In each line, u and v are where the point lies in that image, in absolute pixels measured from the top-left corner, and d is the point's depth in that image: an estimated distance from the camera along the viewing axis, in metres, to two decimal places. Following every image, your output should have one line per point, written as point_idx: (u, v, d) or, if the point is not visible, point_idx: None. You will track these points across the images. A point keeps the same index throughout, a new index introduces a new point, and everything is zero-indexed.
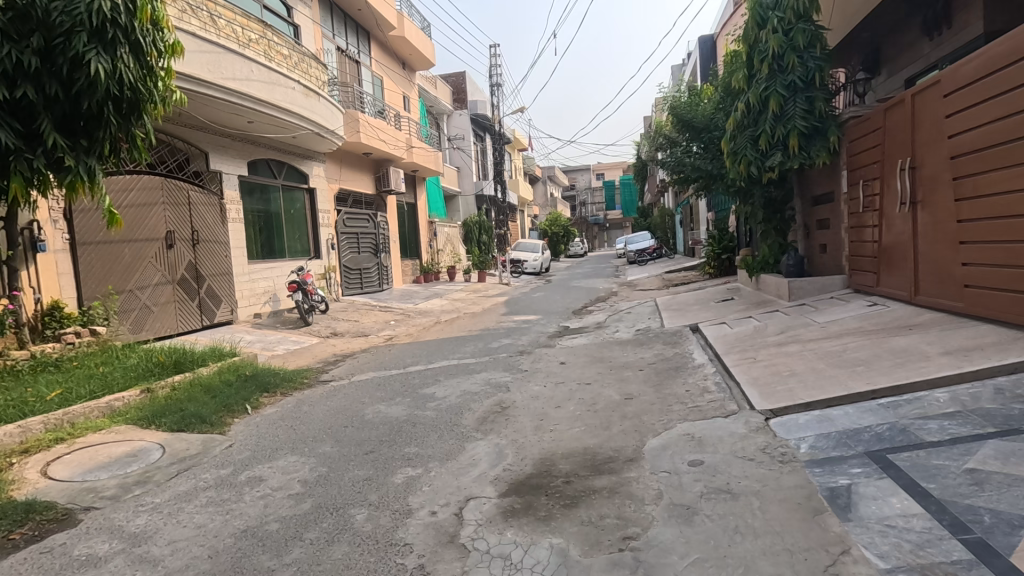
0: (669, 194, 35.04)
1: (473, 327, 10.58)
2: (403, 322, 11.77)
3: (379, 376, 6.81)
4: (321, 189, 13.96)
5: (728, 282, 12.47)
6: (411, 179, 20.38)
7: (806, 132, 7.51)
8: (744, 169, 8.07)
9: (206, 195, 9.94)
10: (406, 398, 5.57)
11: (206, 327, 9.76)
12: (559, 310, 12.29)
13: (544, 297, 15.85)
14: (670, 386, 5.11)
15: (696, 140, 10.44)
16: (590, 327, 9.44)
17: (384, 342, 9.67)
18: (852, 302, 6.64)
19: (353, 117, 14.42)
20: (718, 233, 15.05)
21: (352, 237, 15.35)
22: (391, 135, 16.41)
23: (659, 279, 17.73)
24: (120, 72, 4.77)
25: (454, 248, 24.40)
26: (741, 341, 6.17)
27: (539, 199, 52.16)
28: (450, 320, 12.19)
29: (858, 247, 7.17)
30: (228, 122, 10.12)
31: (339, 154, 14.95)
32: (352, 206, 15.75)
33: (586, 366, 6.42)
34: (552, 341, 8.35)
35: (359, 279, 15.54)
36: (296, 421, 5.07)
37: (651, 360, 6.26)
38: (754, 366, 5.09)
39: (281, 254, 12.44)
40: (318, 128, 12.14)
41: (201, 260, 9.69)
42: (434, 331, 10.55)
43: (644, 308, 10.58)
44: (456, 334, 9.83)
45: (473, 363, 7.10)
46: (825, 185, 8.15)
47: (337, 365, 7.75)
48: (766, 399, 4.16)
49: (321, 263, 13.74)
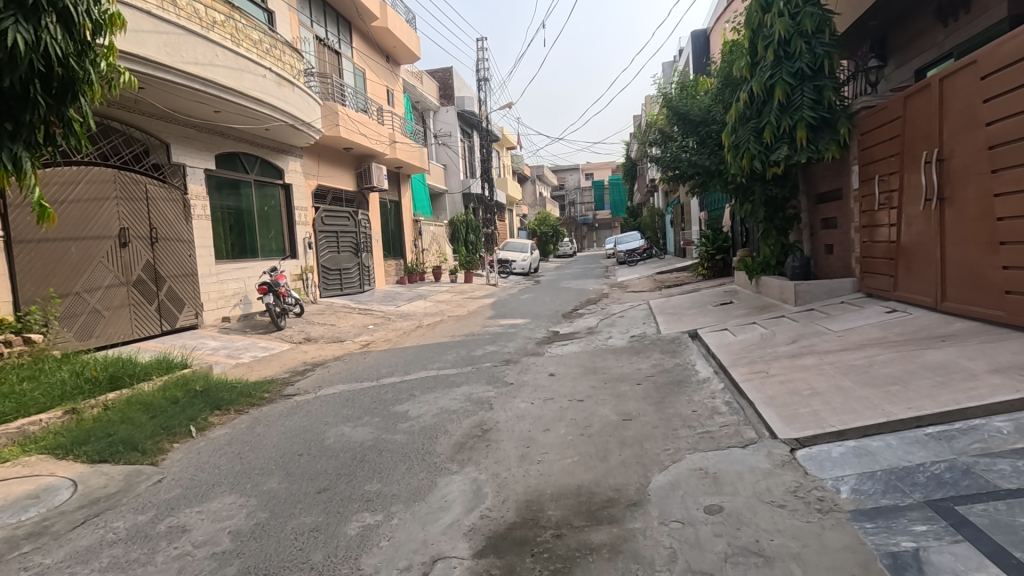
0: (659, 194, 34.61)
1: (456, 332, 9.93)
2: (384, 326, 11.10)
3: (349, 389, 6.14)
4: (297, 185, 13.23)
5: (724, 284, 11.94)
6: (395, 176, 19.67)
7: (814, 124, 6.96)
8: (746, 164, 7.49)
9: (167, 190, 9.20)
10: (375, 417, 4.92)
11: (165, 333, 9.02)
12: (547, 313, 11.68)
13: (533, 299, 15.24)
14: (673, 404, 4.51)
15: (692, 135, 9.87)
16: (581, 332, 8.84)
17: (360, 348, 8.99)
18: (867, 307, 6.10)
19: (332, 110, 13.69)
20: (713, 233, 14.55)
21: (332, 236, 14.63)
22: (373, 129, 15.70)
23: (651, 280, 17.21)
24: (46, 46, 3.69)
25: (440, 247, 23.70)
26: (748, 352, 5.59)
27: (528, 199, 51.56)
28: (434, 323, 11.54)
29: (871, 248, 6.64)
30: (191, 111, 9.40)
31: (317, 148, 14.21)
32: (331, 203, 15.02)
33: (578, 379, 5.80)
34: (540, 348, 7.73)
35: (339, 280, 14.82)
36: (245, 446, 4.40)
37: (649, 372, 5.66)
38: (768, 382, 4.51)
39: (253, 253, 11.71)
40: (293, 119, 11.43)
41: (160, 259, 8.96)
42: (414, 336, 9.88)
43: (637, 312, 10.00)
44: (438, 340, 9.17)
45: (453, 374, 6.45)
46: (833, 181, 7.62)
47: (305, 376, 7.06)
48: (789, 425, 3.58)
49: (297, 263, 13.01)
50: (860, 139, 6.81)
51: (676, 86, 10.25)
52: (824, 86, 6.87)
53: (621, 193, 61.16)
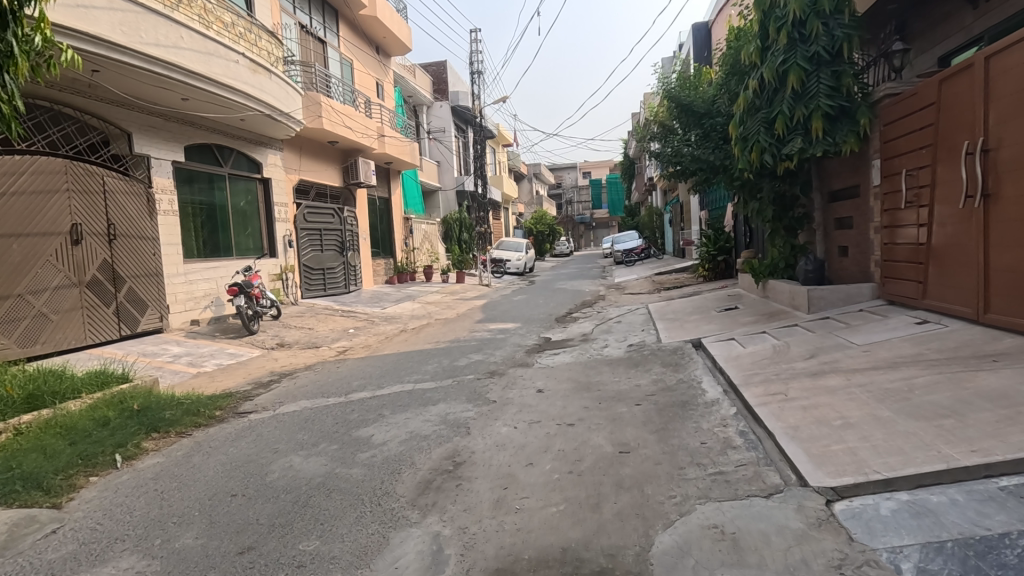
0: (658, 193, 34.02)
1: (441, 338, 9.27)
2: (366, 331, 10.43)
3: (312, 406, 5.48)
4: (277, 179, 12.55)
5: (725, 287, 11.31)
6: (385, 172, 19.02)
7: (831, 114, 6.30)
8: (755, 159, 6.85)
9: (129, 183, 8.53)
10: (333, 444, 4.26)
11: (125, 338, 8.34)
12: (539, 317, 11.04)
13: (526, 301, 14.60)
14: (678, 434, 3.86)
15: (696, 129, 9.20)
16: (574, 340, 8.18)
17: (335, 356, 8.31)
18: (892, 317, 5.46)
19: (314, 101, 12.99)
20: (714, 233, 13.93)
21: (315, 234, 13.96)
22: (360, 122, 15.00)
23: (649, 282, 16.55)
24: None
25: (432, 246, 23.03)
26: (761, 367, 4.95)
27: (525, 197, 50.89)
28: (419, 327, 10.86)
29: (894, 251, 6.00)
30: (156, 97, 8.74)
31: (300, 141, 13.52)
32: (315, 200, 14.35)
33: (569, 397, 5.14)
34: (530, 358, 7.07)
35: (322, 280, 14.14)
36: (173, 480, 3.73)
37: (649, 390, 5.01)
38: (788, 408, 3.86)
39: (226, 252, 11.06)
40: (269, 109, 10.74)
41: (120, 258, 8.29)
42: (396, 342, 9.22)
43: (635, 318, 9.35)
44: (420, 347, 8.49)
45: (430, 389, 5.79)
46: (849, 178, 6.98)
47: (269, 389, 6.38)
48: (822, 468, 2.93)
49: (275, 263, 12.33)
50: (884, 130, 6.15)
51: (679, 76, 9.58)
52: (842, 72, 6.21)
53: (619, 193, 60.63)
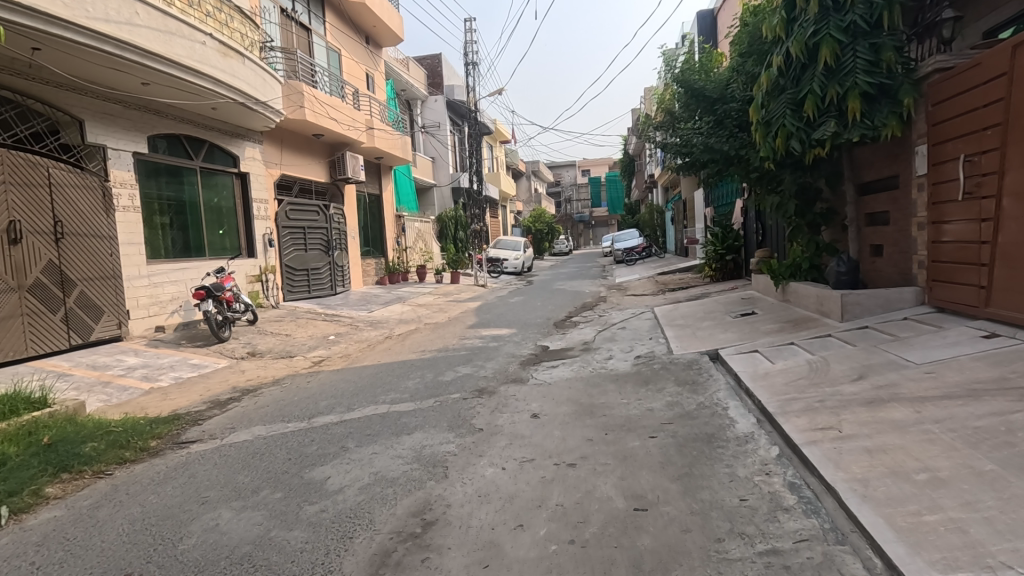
0: (659, 190, 33.22)
1: (428, 346, 8.46)
2: (348, 337, 9.62)
3: (266, 433, 4.65)
4: (256, 174, 11.71)
5: (737, 290, 10.52)
6: (376, 167, 18.19)
7: (870, 93, 5.48)
8: (781, 146, 6.03)
9: (81, 176, 7.71)
10: (276, 491, 3.44)
11: (76, 348, 7.53)
12: (536, 321, 10.23)
13: (522, 303, 13.80)
14: (708, 485, 3.03)
15: (708, 115, 8.35)
16: (575, 349, 7.37)
17: (309, 367, 7.48)
18: (949, 328, 4.65)
19: (296, 90, 12.09)
20: (723, 231, 13.11)
21: (299, 232, 13.12)
22: (347, 114, 14.14)
23: (652, 282, 15.75)
24: None
25: (426, 245, 22.22)
26: (799, 391, 4.13)
27: (523, 195, 50.03)
28: (407, 333, 10.04)
29: (945, 251, 5.20)
30: (112, 81, 7.92)
31: (282, 133, 12.65)
32: (299, 196, 13.50)
33: (570, 424, 4.32)
34: (524, 371, 6.26)
35: (306, 281, 13.31)
36: (60, 548, 2.90)
37: (665, 418, 4.20)
38: (848, 451, 3.05)
39: (198, 251, 10.26)
40: (243, 97, 9.91)
41: (70, 259, 7.47)
42: (379, 350, 8.40)
43: (642, 323, 8.53)
44: (404, 357, 7.66)
45: (407, 412, 4.98)
46: (884, 167, 6.17)
47: (224, 409, 5.56)
48: (922, 554, 2.11)
49: (254, 263, 11.51)
50: (932, 111, 5.33)
51: (688, 58, 8.74)
52: (883, 44, 5.37)
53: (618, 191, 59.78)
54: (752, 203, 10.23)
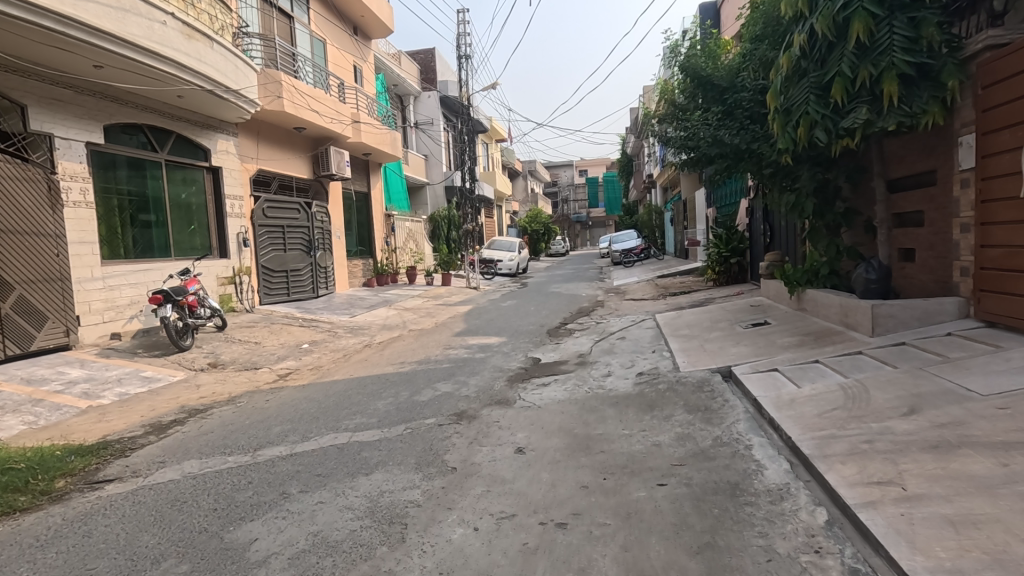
0: (658, 190, 32.59)
1: (409, 356, 7.73)
2: (324, 345, 8.86)
3: (198, 471, 3.90)
4: (230, 168, 10.95)
5: (743, 296, 9.81)
6: (363, 164, 17.44)
7: (909, 75, 4.76)
8: (803, 136, 5.28)
9: (23, 168, 6.97)
10: (183, 561, 2.70)
11: (14, 359, 6.76)
12: (529, 328, 9.51)
13: (515, 307, 13.08)
14: (739, 566, 2.31)
15: (716, 105, 7.60)
16: (569, 363, 6.64)
17: (273, 382, 6.72)
18: (1009, 349, 3.94)
19: (273, 79, 11.30)
20: (727, 233, 12.43)
21: (277, 231, 12.37)
22: (331, 106, 13.38)
23: (651, 286, 15.06)
24: None
25: (418, 245, 21.48)
26: (839, 426, 3.41)
27: (519, 195, 49.30)
28: (389, 341, 9.29)
29: (996, 256, 4.49)
30: (60, 62, 7.18)
31: (259, 126, 11.86)
32: (278, 192, 12.74)
33: (561, 465, 3.59)
34: (511, 390, 5.53)
35: (286, 283, 12.54)
36: None
37: (676, 459, 3.47)
38: (923, 520, 2.32)
39: (162, 251, 9.50)
40: (212, 84, 9.17)
41: (7, 260, 6.71)
42: (355, 361, 7.67)
43: (643, 333, 7.80)
44: (380, 370, 6.91)
45: (370, 444, 4.24)
46: (918, 161, 5.46)
47: (162, 436, 4.80)
48: None
49: (226, 264, 10.74)
50: (981, 94, 4.62)
51: (694, 43, 8.01)
52: (924, 18, 4.66)
53: (616, 191, 59.11)
54: (763, 201, 9.51)
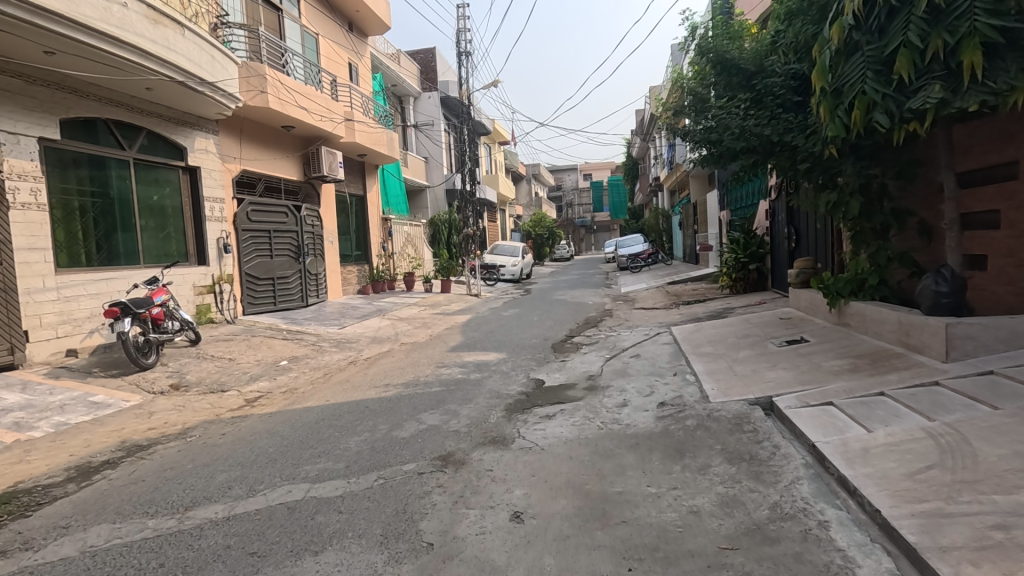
0: (665, 194, 31.75)
1: (396, 375, 6.88)
2: (305, 362, 8.02)
3: (104, 543, 3.04)
4: (210, 169, 10.17)
5: (768, 307, 8.94)
6: (359, 165, 16.66)
7: (995, 42, 3.87)
8: (859, 120, 4.40)
9: None
10: None
11: None
12: (531, 342, 8.64)
13: (518, 317, 12.22)
14: None
15: (743, 92, 6.74)
16: (577, 387, 5.75)
17: (239, 408, 5.89)
18: None
19: (257, 72, 10.50)
20: (745, 236, 11.59)
21: (262, 236, 11.57)
22: (322, 103, 12.59)
23: (662, 293, 14.19)
24: None
25: (417, 250, 20.68)
26: (948, 498, 2.54)
27: (523, 199, 48.42)
28: (377, 357, 8.44)
29: None
30: (5, 47, 6.41)
31: (242, 123, 11.05)
32: (265, 195, 11.96)
33: (572, 544, 2.72)
34: (509, 424, 4.66)
35: (272, 291, 11.73)
36: None
37: (727, 540, 2.60)
38: None
39: (130, 258, 8.70)
40: (185, 76, 8.38)
41: None
42: (336, 382, 6.83)
43: (659, 350, 6.91)
44: (361, 394, 6.04)
45: (328, 505, 3.36)
46: (995, 152, 4.58)
47: (83, 485, 3.93)
48: None
49: (204, 272, 9.93)
50: None
51: (717, 24, 7.16)
52: None
53: (620, 195, 58.21)
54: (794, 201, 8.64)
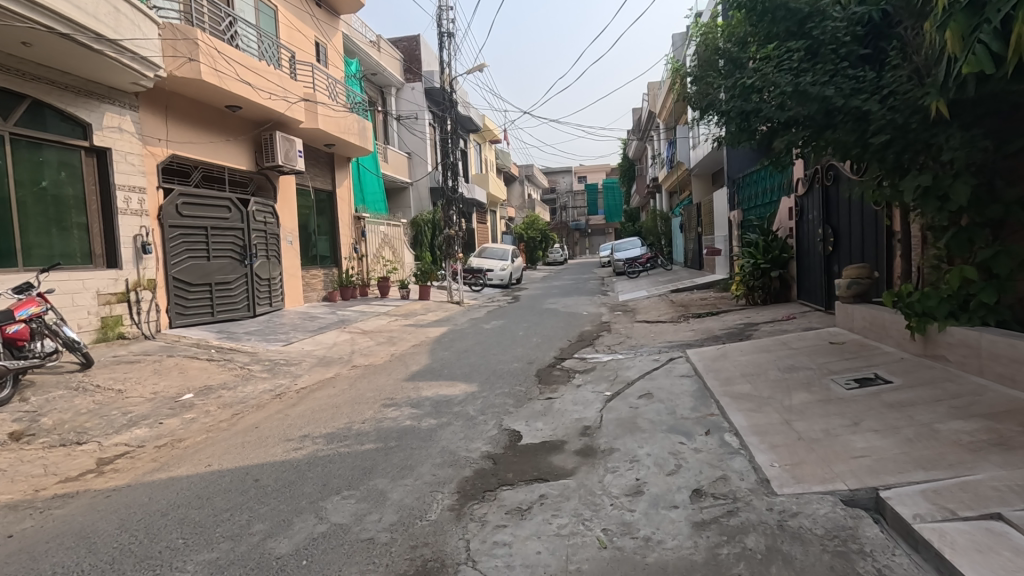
0: (663, 195, 30.22)
1: (323, 420, 5.11)
2: (218, 394, 6.21)
3: None
4: (124, 151, 8.38)
5: (804, 325, 7.26)
6: (326, 158, 14.91)
7: None
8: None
9: None
10: None
11: None
12: (511, 368, 6.89)
13: (500, 330, 10.49)
14: None
15: (793, 42, 5.02)
16: (566, 451, 3.98)
17: (83, 475, 4.09)
18: None
19: (184, 35, 8.72)
20: (764, 239, 10.02)
21: (197, 234, 9.79)
22: (274, 79, 10.82)
23: (666, 303, 12.50)
24: None
25: (397, 253, 18.92)
26: None
27: (515, 202, 46.64)
28: (316, 387, 6.64)
29: None
30: None
31: (169, 99, 9.25)
32: (203, 186, 10.18)
33: None
34: (456, 533, 2.90)
35: (210, 299, 9.95)
36: None
37: None
38: None
39: (3, 258, 6.94)
40: (71, 26, 6.59)
41: None
42: (241, 428, 5.05)
43: (677, 387, 5.16)
44: (258, 455, 4.22)
45: None
46: None
47: None
48: None
49: (114, 277, 8.15)
50: None
51: None
52: None
53: (615, 198, 56.62)
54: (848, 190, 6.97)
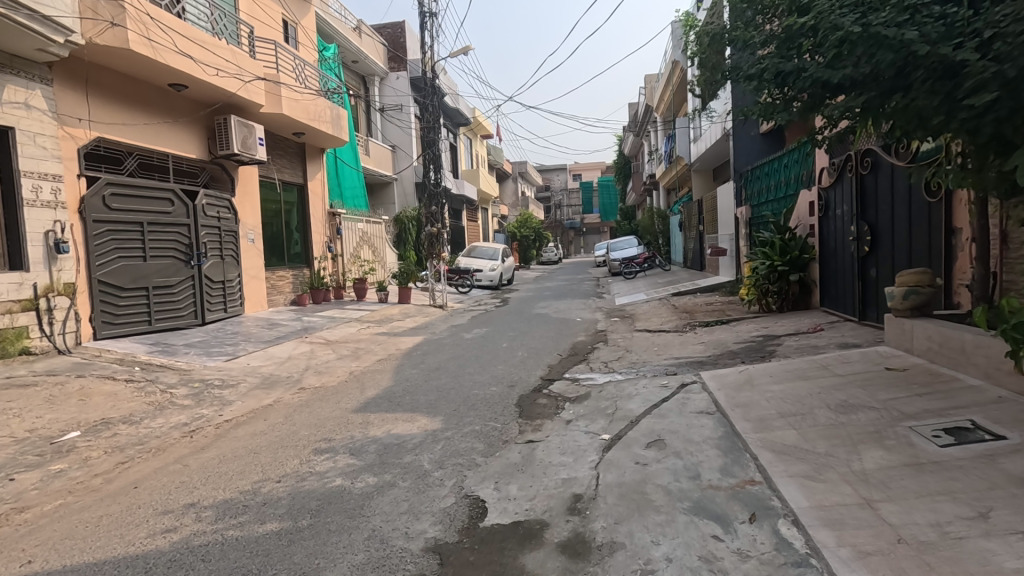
0: (660, 193, 29.08)
1: (226, 477, 3.83)
2: (112, 432, 4.90)
3: None
4: (34, 131, 7.07)
5: (840, 341, 6.04)
6: (295, 148, 13.59)
7: None
8: None
9: None
10: None
11: None
12: (487, 394, 5.62)
13: (482, 340, 9.23)
14: None
15: None
16: (548, 543, 2.73)
17: None
18: None
19: None
20: (781, 238, 8.84)
21: (131, 231, 8.50)
22: (225, 55, 9.49)
23: (669, 308, 11.28)
24: None
25: (377, 251, 17.64)
26: None
27: (507, 199, 45.32)
28: (245, 418, 5.36)
29: None
30: None
31: (92, 73, 7.94)
32: (139, 175, 8.87)
33: None
34: None
35: (145, 304, 8.64)
36: None
37: None
38: None
39: None
40: None
41: None
42: (114, 489, 3.76)
43: (697, 431, 3.90)
44: (104, 546, 2.94)
45: None
46: None
47: None
48: None
49: (16, 280, 6.82)
50: None
51: None
52: None
53: (609, 197, 55.50)
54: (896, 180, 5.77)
